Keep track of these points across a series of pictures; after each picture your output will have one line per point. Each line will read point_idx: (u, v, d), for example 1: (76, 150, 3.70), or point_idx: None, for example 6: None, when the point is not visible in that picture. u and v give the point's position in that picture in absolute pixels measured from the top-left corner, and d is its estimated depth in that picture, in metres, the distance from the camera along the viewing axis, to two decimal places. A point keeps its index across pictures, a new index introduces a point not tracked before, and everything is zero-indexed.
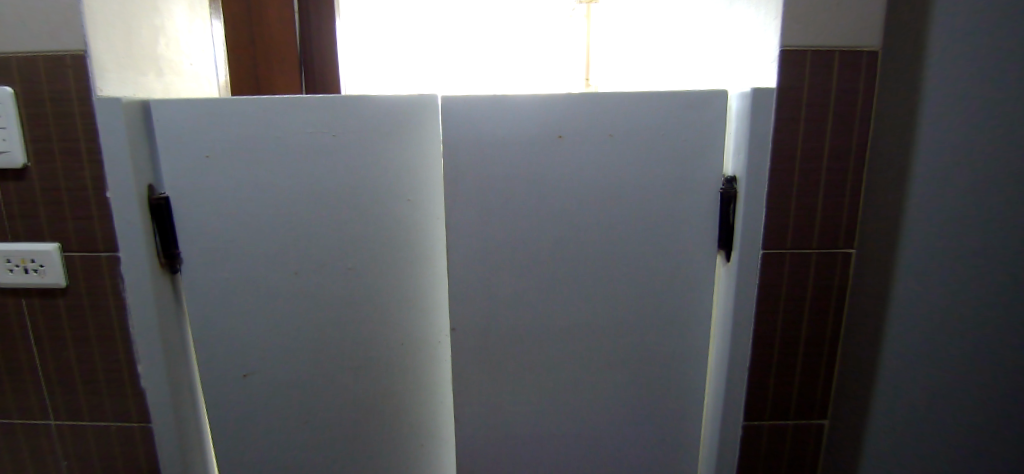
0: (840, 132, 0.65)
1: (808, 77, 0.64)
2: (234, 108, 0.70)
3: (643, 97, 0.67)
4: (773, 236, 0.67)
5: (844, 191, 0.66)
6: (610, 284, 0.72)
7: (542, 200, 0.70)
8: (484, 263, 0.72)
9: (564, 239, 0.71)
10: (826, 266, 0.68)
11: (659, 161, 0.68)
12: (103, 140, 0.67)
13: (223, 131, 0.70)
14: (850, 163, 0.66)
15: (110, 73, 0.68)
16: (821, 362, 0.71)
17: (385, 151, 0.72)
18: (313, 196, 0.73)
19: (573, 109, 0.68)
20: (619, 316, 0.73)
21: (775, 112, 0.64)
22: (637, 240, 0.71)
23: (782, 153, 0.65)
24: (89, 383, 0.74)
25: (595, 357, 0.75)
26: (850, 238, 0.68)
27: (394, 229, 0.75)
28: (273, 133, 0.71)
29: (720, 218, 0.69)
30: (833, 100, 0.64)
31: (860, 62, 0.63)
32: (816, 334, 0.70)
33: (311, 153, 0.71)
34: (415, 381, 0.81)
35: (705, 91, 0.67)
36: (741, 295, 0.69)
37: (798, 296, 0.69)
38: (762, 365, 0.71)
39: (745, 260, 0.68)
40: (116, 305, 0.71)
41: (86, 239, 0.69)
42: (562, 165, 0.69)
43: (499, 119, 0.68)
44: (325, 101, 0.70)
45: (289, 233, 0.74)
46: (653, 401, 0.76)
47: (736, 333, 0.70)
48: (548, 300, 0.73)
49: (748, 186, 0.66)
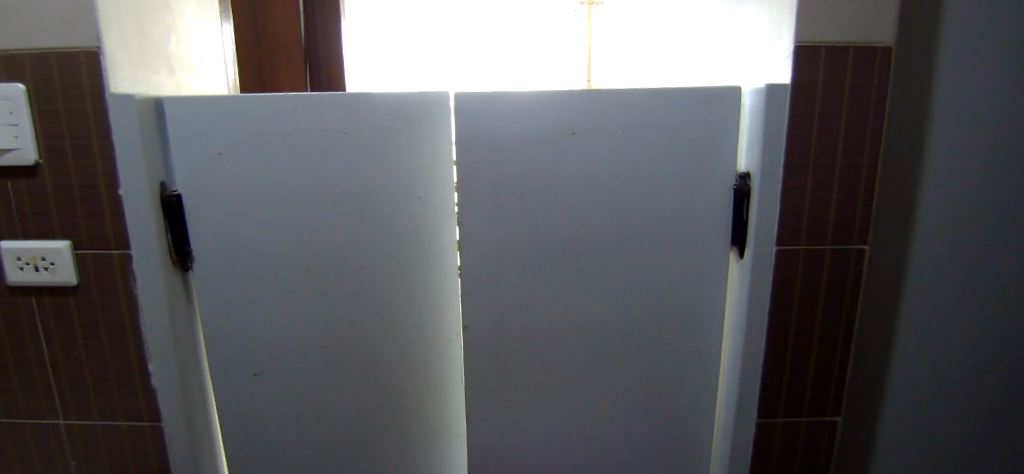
0: (855, 128, 0.65)
1: (823, 73, 0.64)
2: (246, 107, 0.70)
3: (656, 94, 0.67)
4: (788, 232, 0.67)
5: (858, 187, 0.66)
6: (621, 281, 0.72)
7: (555, 197, 0.70)
8: (496, 260, 0.72)
9: (577, 234, 0.71)
10: (840, 262, 0.68)
11: (672, 158, 0.68)
12: (116, 137, 0.67)
13: (236, 127, 0.70)
14: (864, 159, 0.66)
15: (123, 71, 0.68)
16: (834, 359, 0.71)
17: (395, 148, 0.72)
18: (324, 193, 0.72)
19: (586, 105, 0.68)
20: (633, 312, 0.73)
21: (790, 109, 0.64)
22: (650, 235, 0.71)
23: (797, 150, 0.65)
24: (99, 383, 0.73)
25: (607, 355, 0.74)
26: (864, 235, 0.68)
27: (404, 226, 0.75)
28: (285, 130, 0.70)
29: (733, 215, 0.69)
30: (847, 97, 0.64)
31: (874, 60, 0.64)
32: (830, 330, 0.70)
33: (322, 150, 0.71)
34: (426, 379, 0.80)
35: (718, 87, 0.67)
36: (755, 292, 0.69)
37: (813, 293, 0.69)
38: (776, 363, 0.71)
39: (759, 257, 0.68)
40: (126, 303, 0.71)
41: (98, 237, 0.69)
42: (575, 161, 0.69)
43: (511, 116, 0.68)
44: (336, 97, 0.70)
45: (300, 231, 0.73)
46: (665, 399, 0.76)
47: (750, 330, 0.70)
48: (561, 297, 0.73)
49: (763, 182, 0.66)
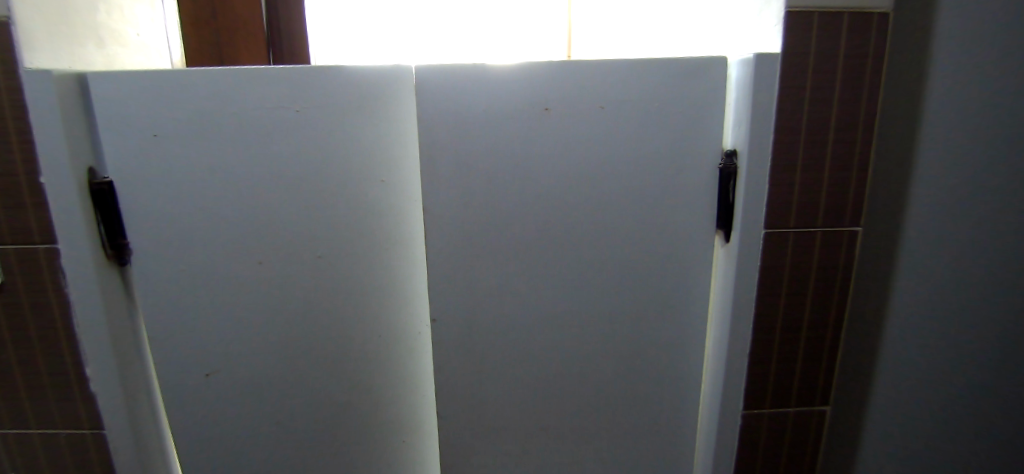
0: (849, 101, 0.60)
1: (815, 40, 0.58)
2: (184, 82, 0.63)
3: (636, 65, 0.61)
4: (777, 214, 0.63)
5: (852, 164, 0.62)
6: (599, 269, 0.68)
7: (527, 181, 0.65)
8: (465, 249, 0.67)
9: (551, 219, 0.66)
10: (831, 245, 0.64)
11: (653, 136, 0.63)
12: (34, 118, 0.60)
13: (174, 105, 0.63)
14: (858, 134, 0.61)
15: (40, 44, 0.59)
16: (824, 346, 0.68)
17: (353, 128, 0.66)
18: (276, 177, 0.66)
19: (560, 76, 0.62)
20: (612, 300, 0.69)
21: (780, 79, 0.59)
22: (629, 220, 0.66)
23: (788, 125, 0.60)
24: (33, 389, 0.67)
25: (585, 346, 0.70)
26: (858, 216, 0.63)
27: (365, 211, 0.69)
28: (228, 107, 0.64)
29: (719, 196, 0.64)
30: (841, 66, 0.59)
31: (870, 26, 0.59)
32: (820, 317, 0.66)
33: (272, 129, 0.65)
34: (395, 374, 0.75)
35: (702, 58, 0.62)
36: (741, 279, 0.65)
37: (802, 278, 0.65)
38: (763, 351, 0.67)
39: (745, 242, 0.63)
40: (58, 303, 0.64)
41: (21, 230, 0.62)
42: (548, 141, 0.64)
43: (479, 91, 0.62)
44: (285, 71, 0.63)
45: (251, 219, 0.67)
46: (646, 391, 0.72)
47: (735, 319, 0.66)
48: (534, 286, 0.68)
49: (750, 161, 0.61)
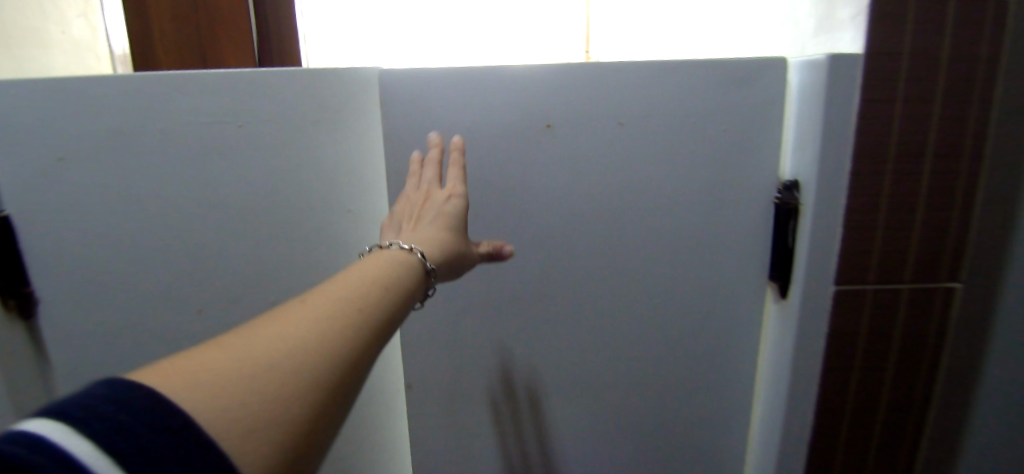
0: (954, 120, 0.44)
1: (910, 37, 0.43)
2: (95, 94, 0.51)
3: (663, 69, 0.49)
4: (849, 266, 0.48)
5: (955, 204, 0.46)
6: (616, 320, 0.56)
7: (527, 213, 0.53)
8: (454, 295, 0.56)
9: (560, 258, 0.55)
10: (920, 309, 0.48)
11: (686, 161, 0.51)
12: None
13: (89, 126, 0.51)
14: (965, 163, 0.45)
15: None
16: (907, 434, 0.52)
17: (311, 151, 0.53)
18: (218, 209, 0.54)
19: (568, 83, 0.49)
20: (632, 355, 0.57)
21: (858, 91, 0.44)
22: (651, 260, 0.54)
23: (866, 152, 0.45)
24: None
25: (600, 406, 0.59)
26: (957, 270, 0.47)
27: (330, 251, 0.56)
28: (152, 125, 0.52)
29: (772, 237, 0.52)
30: (946, 73, 0.43)
31: (987, 17, 0.42)
32: (902, 398, 0.51)
33: (208, 149, 0.53)
34: (369, 442, 0.63)
35: (747, 63, 0.48)
36: (799, 346, 0.50)
37: (880, 349, 0.50)
38: (825, 438, 0.53)
39: (804, 300, 0.49)
40: None
41: None
42: (555, 163, 0.51)
43: (466, 104, 0.50)
44: (220, 77, 0.51)
45: (191, 260, 0.56)
46: (670, 459, 0.61)
47: (790, 396, 0.52)
48: (535, 335, 0.58)
49: (813, 198, 0.47)
